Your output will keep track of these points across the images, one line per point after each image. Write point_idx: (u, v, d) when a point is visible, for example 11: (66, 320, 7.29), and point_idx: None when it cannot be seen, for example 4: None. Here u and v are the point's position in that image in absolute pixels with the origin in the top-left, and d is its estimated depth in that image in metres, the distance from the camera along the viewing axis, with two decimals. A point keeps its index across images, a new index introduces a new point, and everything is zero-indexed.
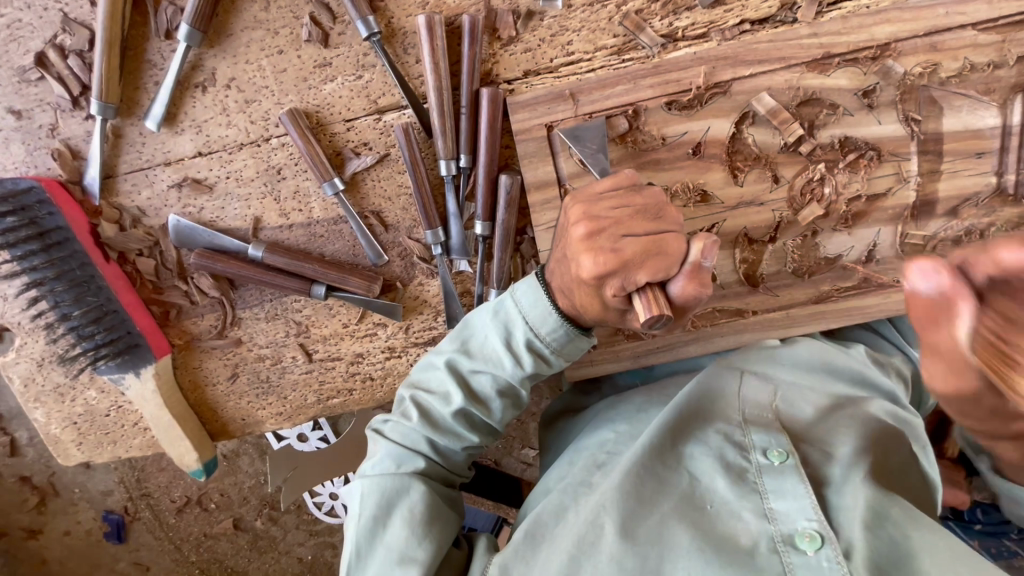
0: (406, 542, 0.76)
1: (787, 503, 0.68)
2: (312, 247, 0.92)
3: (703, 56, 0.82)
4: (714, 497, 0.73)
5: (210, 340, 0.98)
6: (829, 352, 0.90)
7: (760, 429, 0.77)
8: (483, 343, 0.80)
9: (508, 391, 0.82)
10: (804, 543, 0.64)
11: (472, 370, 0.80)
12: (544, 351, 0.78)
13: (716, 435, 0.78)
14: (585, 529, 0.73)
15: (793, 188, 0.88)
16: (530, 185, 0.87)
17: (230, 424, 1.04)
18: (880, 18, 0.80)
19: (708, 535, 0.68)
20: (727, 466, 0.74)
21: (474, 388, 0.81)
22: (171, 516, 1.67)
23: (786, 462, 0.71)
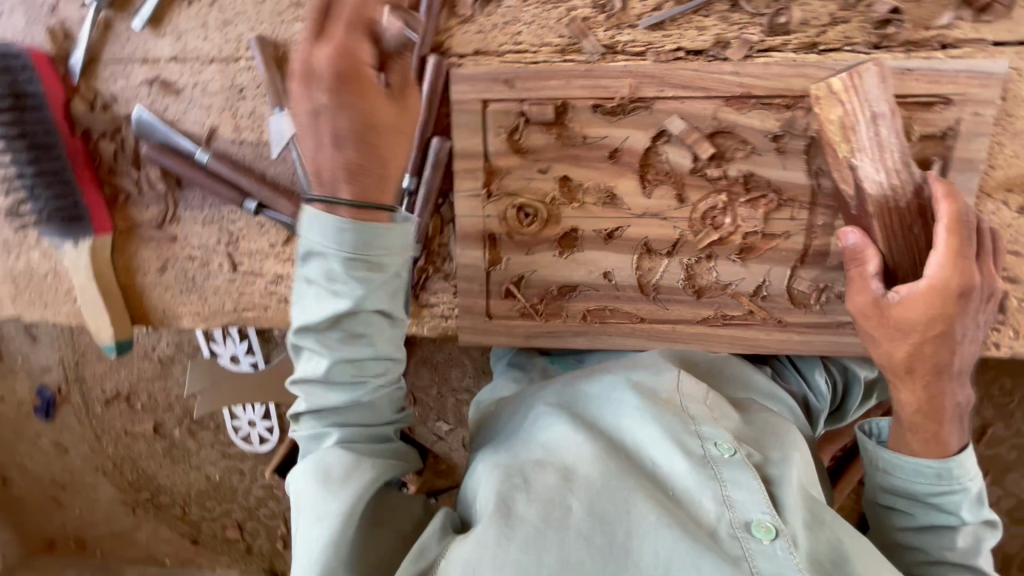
0: (342, 467, 0.77)
1: (743, 493, 0.67)
2: (255, 165, 1.01)
3: (632, 70, 0.89)
4: (678, 480, 0.70)
5: (149, 230, 1.07)
6: (745, 370, 0.97)
7: (710, 423, 0.76)
8: (310, 297, 0.78)
9: (362, 318, 0.79)
10: (760, 532, 0.64)
11: (326, 326, 0.78)
12: (364, 259, 0.76)
13: (672, 423, 0.76)
14: (544, 503, 0.68)
15: (695, 211, 0.95)
16: (457, 152, 0.95)
17: (151, 313, 1.12)
18: (797, 71, 0.87)
19: (672, 516, 0.65)
20: (684, 451, 0.72)
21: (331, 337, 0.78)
22: (99, 406, 1.75)
23: (734, 456, 0.72)
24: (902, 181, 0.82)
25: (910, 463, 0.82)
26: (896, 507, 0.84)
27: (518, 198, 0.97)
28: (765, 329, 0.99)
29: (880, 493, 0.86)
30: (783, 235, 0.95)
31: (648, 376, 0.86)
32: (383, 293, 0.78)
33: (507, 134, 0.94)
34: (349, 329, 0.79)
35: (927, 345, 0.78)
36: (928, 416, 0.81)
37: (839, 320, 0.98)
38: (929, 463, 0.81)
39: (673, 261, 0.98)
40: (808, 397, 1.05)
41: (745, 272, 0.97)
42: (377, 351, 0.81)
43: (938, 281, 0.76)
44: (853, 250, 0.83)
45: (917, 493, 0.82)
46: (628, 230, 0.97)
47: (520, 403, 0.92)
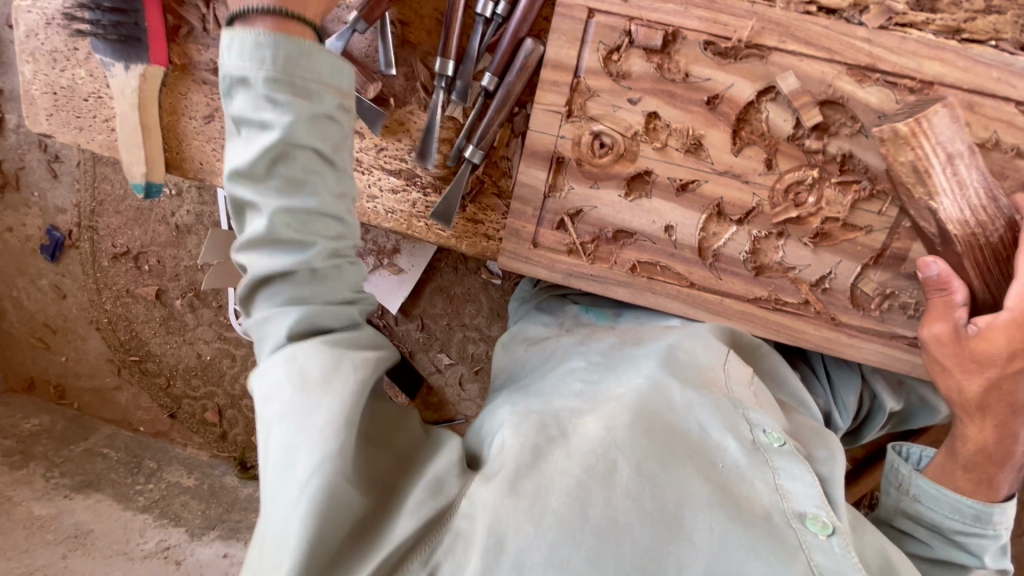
0: (318, 367, 0.64)
1: (798, 485, 0.62)
2: (329, 27, 0.95)
3: (758, 11, 0.82)
4: (727, 458, 0.65)
5: (206, 73, 1.01)
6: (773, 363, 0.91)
7: (759, 412, 0.72)
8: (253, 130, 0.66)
9: (284, 147, 0.66)
10: (815, 527, 0.58)
11: (258, 170, 0.67)
12: (275, 73, 0.66)
13: (721, 403, 0.71)
14: (587, 455, 0.62)
15: (780, 181, 0.89)
16: (548, 61, 0.89)
17: (188, 163, 1.07)
18: (933, 54, 0.80)
19: (726, 497, 0.60)
20: (732, 434, 0.67)
21: (300, 202, 0.67)
22: (106, 259, 1.72)
23: (785, 447, 0.67)
24: (991, 215, 0.80)
25: (945, 494, 0.76)
26: (912, 534, 0.78)
27: (598, 124, 0.91)
28: (815, 324, 0.95)
29: (896, 514, 0.80)
30: (864, 228, 0.89)
31: (689, 353, 0.81)
32: (310, 124, 0.67)
33: (605, 52, 0.87)
34: (286, 173, 0.67)
35: (1006, 381, 0.75)
36: (996, 457, 0.76)
37: (894, 332, 0.93)
38: (969, 501, 0.75)
39: (741, 230, 0.92)
40: (833, 414, 1.02)
41: (814, 260, 0.92)
42: (314, 238, 0.68)
43: (1018, 314, 0.76)
44: (936, 282, 0.82)
45: (941, 526, 0.76)
46: (705, 186, 0.91)
47: (551, 364, 0.86)
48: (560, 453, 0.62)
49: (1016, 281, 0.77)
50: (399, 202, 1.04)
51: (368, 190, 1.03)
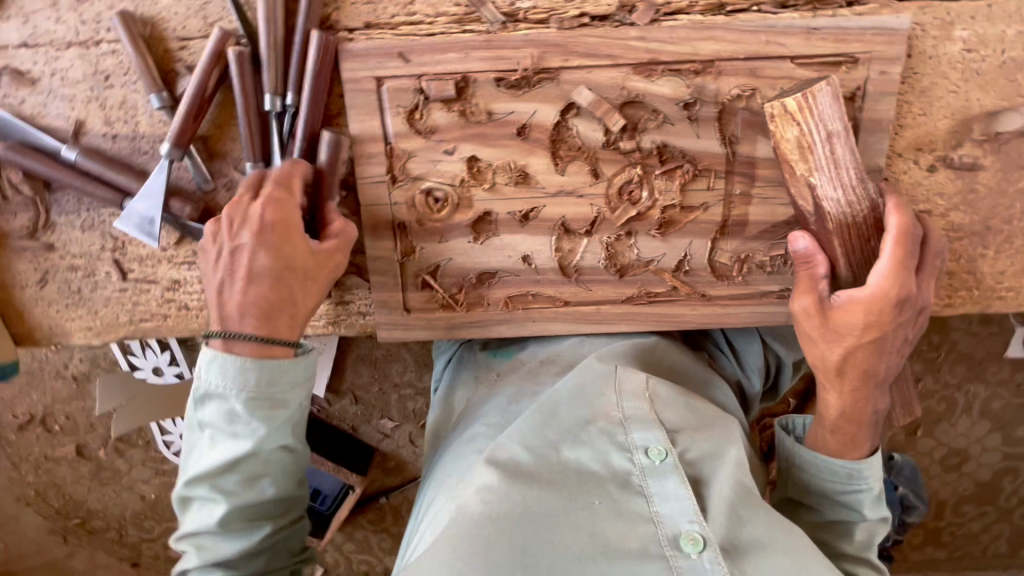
0: None
1: (670, 505, 0.71)
2: (135, 161, 0.92)
3: (533, 38, 0.84)
4: (604, 494, 0.72)
5: (21, 240, 0.96)
6: (678, 356, 0.97)
7: (641, 426, 0.78)
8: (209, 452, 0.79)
9: (268, 468, 0.80)
10: (687, 545, 0.67)
11: (216, 471, 0.78)
12: (238, 411, 0.77)
13: (603, 438, 0.78)
14: (470, 529, 0.68)
15: (611, 186, 0.91)
16: (356, 137, 0.88)
17: (36, 331, 1.02)
18: (703, 35, 0.84)
19: (598, 541, 0.68)
20: (611, 472, 0.75)
21: (258, 479, 0.80)
22: (12, 432, 1.62)
23: (665, 462, 0.74)
24: (861, 199, 0.79)
25: (824, 460, 0.83)
26: (806, 502, 0.85)
27: (425, 182, 0.91)
28: (689, 305, 0.97)
29: (791, 486, 0.87)
30: (701, 207, 0.92)
31: (585, 380, 0.85)
32: (277, 434, 0.79)
33: (406, 113, 0.87)
34: (239, 476, 0.79)
35: (860, 351, 0.79)
36: (852, 420, 0.82)
37: (762, 291, 0.97)
38: (840, 462, 0.81)
39: (592, 240, 0.94)
40: (742, 381, 1.08)
41: (666, 248, 0.95)
42: (258, 446, 0.78)
43: (881, 291, 0.77)
44: (802, 255, 0.83)
45: (827, 489, 0.83)
46: (543, 210, 0.92)
47: (452, 446, 0.88)
48: (446, 535, 0.69)
49: (881, 261, 0.78)
50: None
51: None
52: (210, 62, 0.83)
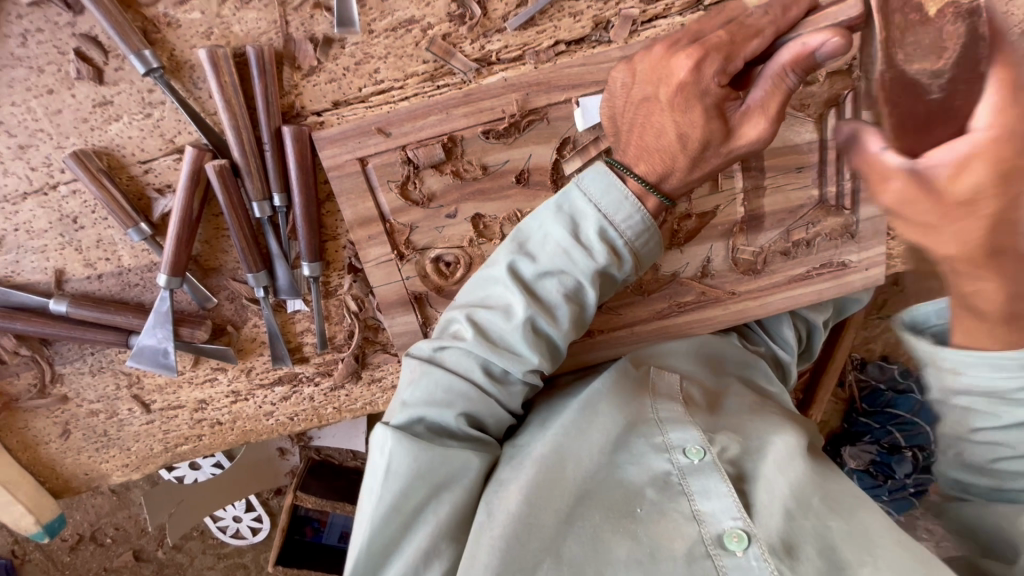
0: (411, 500, 0.69)
1: (712, 503, 0.67)
2: (128, 296, 0.86)
3: (514, 82, 0.79)
4: (642, 499, 0.70)
5: (32, 399, 0.92)
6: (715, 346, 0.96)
7: (676, 426, 0.76)
8: (544, 243, 0.74)
9: (541, 332, 0.74)
10: (732, 543, 0.63)
11: (503, 299, 0.73)
12: (577, 206, 0.73)
13: (639, 442, 0.76)
14: (508, 543, 0.66)
15: None
16: (353, 222, 0.84)
17: (73, 480, 0.99)
18: None
19: (642, 545, 0.66)
20: (650, 477, 0.72)
21: (540, 291, 0.73)
22: (65, 554, 1.60)
23: (704, 460, 0.71)
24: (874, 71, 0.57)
25: (988, 354, 0.54)
26: (974, 408, 0.57)
27: (433, 250, 0.86)
28: (722, 307, 0.95)
29: (946, 393, 0.59)
30: (715, 210, 0.91)
31: (618, 391, 0.83)
32: (545, 332, 0.74)
33: (399, 187, 0.83)
34: (498, 328, 0.73)
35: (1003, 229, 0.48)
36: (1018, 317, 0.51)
37: (791, 277, 0.94)
38: (1013, 352, 0.52)
39: None
40: (777, 352, 1.04)
41: (686, 257, 0.93)
42: (507, 319, 0.72)
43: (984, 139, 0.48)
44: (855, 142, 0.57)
45: (997, 391, 0.54)
46: None
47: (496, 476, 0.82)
48: (478, 550, 0.67)
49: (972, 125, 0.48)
50: (297, 404, 0.98)
51: (261, 409, 0.97)
52: (185, 183, 0.78)
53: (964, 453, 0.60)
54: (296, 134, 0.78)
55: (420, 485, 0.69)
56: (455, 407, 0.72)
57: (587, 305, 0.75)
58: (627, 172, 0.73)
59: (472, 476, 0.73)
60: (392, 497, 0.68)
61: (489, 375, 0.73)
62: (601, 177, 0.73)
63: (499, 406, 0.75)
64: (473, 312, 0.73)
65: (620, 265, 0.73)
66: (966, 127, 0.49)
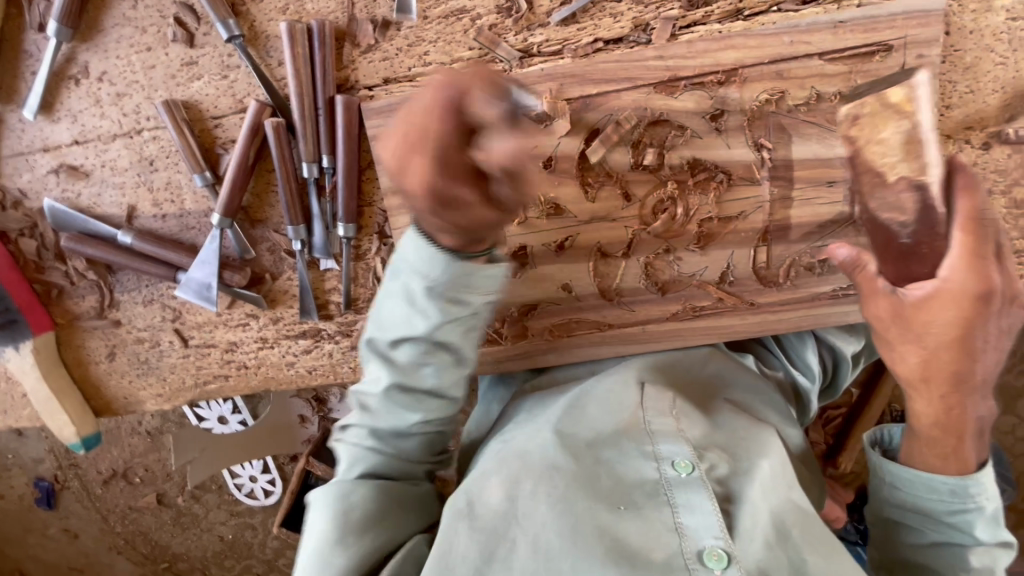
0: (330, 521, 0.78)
1: (696, 519, 0.66)
2: (183, 237, 0.96)
3: (551, 72, 0.84)
4: (625, 505, 0.70)
5: (91, 319, 1.03)
6: (724, 361, 0.92)
7: (666, 437, 0.74)
8: (400, 297, 0.82)
9: (411, 385, 0.85)
10: (712, 561, 0.63)
11: (380, 356, 0.85)
12: (394, 270, 0.81)
13: (629, 451, 0.74)
14: (488, 537, 0.69)
15: (644, 206, 0.90)
16: (386, 190, 0.90)
17: (113, 401, 1.08)
18: (723, 44, 0.82)
19: (621, 547, 0.65)
20: (637, 484, 0.72)
21: (400, 357, 0.84)
22: (99, 487, 1.74)
23: (692, 475, 0.70)
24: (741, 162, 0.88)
25: (920, 477, 0.73)
26: (904, 522, 0.75)
27: None
28: (738, 316, 0.94)
29: (885, 505, 0.77)
30: (739, 215, 0.90)
31: (608, 397, 0.81)
32: (410, 383, 0.85)
33: None
34: (377, 397, 0.85)
35: (946, 351, 0.67)
36: (948, 430, 0.70)
37: (814, 293, 0.93)
38: (945, 481, 0.71)
39: (632, 261, 0.94)
40: (796, 379, 1.00)
41: (707, 261, 0.93)
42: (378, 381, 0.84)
43: (954, 284, 0.64)
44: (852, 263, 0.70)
45: (927, 510, 0.73)
46: (578, 238, 0.92)
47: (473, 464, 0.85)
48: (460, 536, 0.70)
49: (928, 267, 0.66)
50: (317, 359, 1.04)
51: (284, 359, 1.04)
52: (248, 138, 0.88)
53: (899, 567, 0.77)
54: (348, 104, 0.87)
55: (331, 508, 0.79)
56: (357, 468, 0.84)
57: (453, 353, 0.84)
58: (434, 240, 0.76)
59: (359, 494, 0.80)
60: (311, 543, 0.78)
61: (382, 432, 0.86)
62: (411, 241, 0.78)
63: (394, 461, 0.86)
64: (359, 391, 0.88)
65: (445, 317, 0.80)
66: (934, 269, 0.66)
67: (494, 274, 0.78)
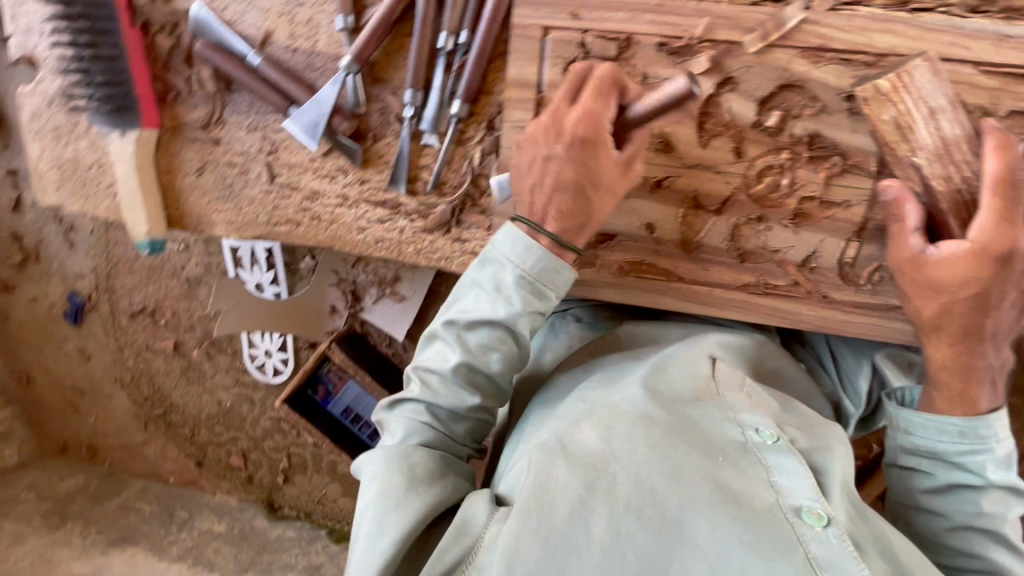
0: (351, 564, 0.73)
1: (790, 479, 0.65)
2: (306, 75, 1.00)
3: (706, 8, 0.85)
4: (719, 457, 0.68)
5: (195, 130, 1.07)
6: (787, 367, 0.94)
7: (749, 410, 0.75)
8: (472, 302, 0.83)
9: (487, 342, 0.82)
10: (810, 517, 0.62)
11: (433, 373, 0.83)
12: (479, 283, 0.83)
13: (712, 415, 0.75)
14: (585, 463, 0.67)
15: (751, 168, 0.91)
16: (511, 80, 0.92)
17: (186, 216, 1.12)
18: (882, 26, 0.82)
19: (724, 489, 0.63)
20: (721, 443, 0.71)
21: (474, 346, 0.82)
22: (125, 318, 1.79)
23: (778, 442, 0.70)
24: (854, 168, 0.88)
25: (927, 419, 0.81)
26: (918, 468, 0.82)
27: None
28: (807, 304, 0.95)
29: (899, 453, 0.84)
30: (842, 203, 0.90)
31: (686, 364, 0.83)
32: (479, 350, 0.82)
33: (564, 64, 0.90)
34: (439, 378, 0.83)
35: (960, 305, 0.78)
36: (960, 373, 0.80)
37: (889, 303, 0.92)
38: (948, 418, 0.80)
39: (721, 219, 0.94)
40: (842, 400, 0.99)
41: (796, 240, 0.93)
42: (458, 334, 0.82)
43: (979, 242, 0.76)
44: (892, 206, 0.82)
45: (939, 451, 0.80)
46: (678, 181, 0.93)
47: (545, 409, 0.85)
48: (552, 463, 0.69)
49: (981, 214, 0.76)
50: (387, 231, 1.06)
51: (357, 223, 1.06)
52: None
53: (918, 519, 0.82)
54: None
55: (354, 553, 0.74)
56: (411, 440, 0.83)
57: (521, 349, 0.84)
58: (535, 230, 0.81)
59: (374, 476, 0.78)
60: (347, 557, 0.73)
61: (437, 420, 0.84)
62: (510, 235, 0.82)
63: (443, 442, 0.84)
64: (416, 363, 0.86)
65: (530, 309, 0.81)
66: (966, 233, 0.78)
67: (565, 274, 0.81)
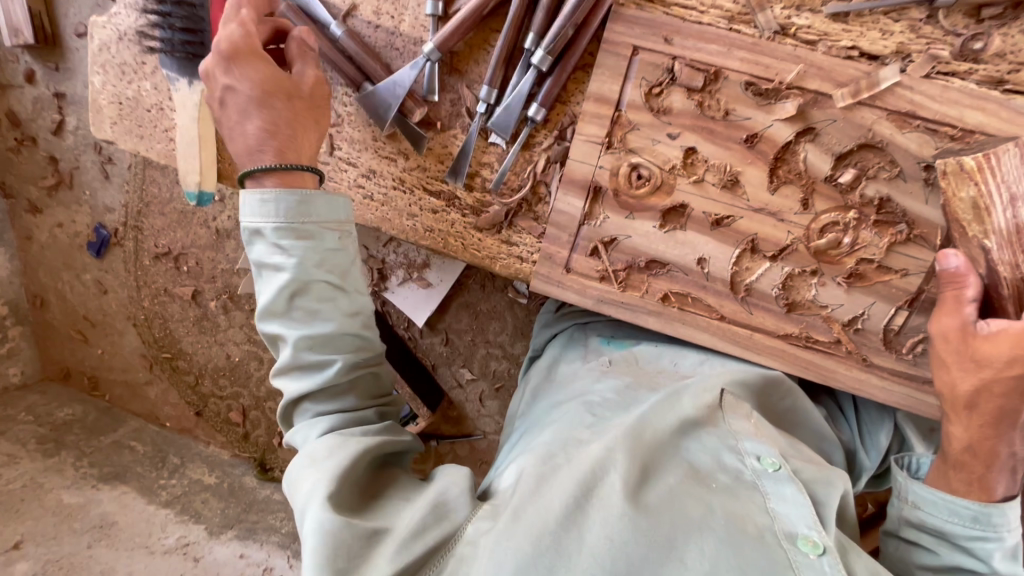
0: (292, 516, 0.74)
1: (788, 508, 0.66)
2: (384, 53, 0.99)
3: (802, 55, 0.84)
4: (715, 482, 0.69)
5: None
6: (798, 408, 0.92)
7: (750, 437, 0.75)
8: (272, 273, 0.81)
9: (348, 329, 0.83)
10: (806, 546, 0.61)
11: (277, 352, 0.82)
12: (258, 258, 0.81)
13: (711, 438, 0.75)
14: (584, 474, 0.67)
15: (815, 221, 0.90)
16: (590, 94, 0.91)
17: (238, 173, 1.12)
18: (977, 103, 0.81)
19: (717, 512, 0.63)
20: (720, 466, 0.71)
21: (301, 325, 0.81)
22: (148, 259, 1.79)
23: (779, 472, 0.70)
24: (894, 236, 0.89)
25: (942, 497, 0.77)
26: (918, 543, 0.78)
27: (636, 156, 0.93)
28: (845, 363, 0.94)
29: (901, 524, 0.81)
30: (899, 271, 0.90)
31: (691, 386, 0.83)
32: (325, 319, 0.82)
33: (647, 87, 0.90)
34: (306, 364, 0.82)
35: (999, 385, 0.75)
36: (977, 455, 0.78)
37: (926, 377, 0.92)
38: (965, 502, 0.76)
39: (775, 265, 0.94)
40: (858, 451, 0.98)
41: (847, 299, 0.93)
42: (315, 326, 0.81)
43: None
44: (952, 274, 0.82)
45: (943, 530, 0.76)
46: (740, 222, 0.93)
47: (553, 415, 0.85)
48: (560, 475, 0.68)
49: None
50: (438, 221, 1.07)
51: (409, 208, 1.07)
52: None
53: None
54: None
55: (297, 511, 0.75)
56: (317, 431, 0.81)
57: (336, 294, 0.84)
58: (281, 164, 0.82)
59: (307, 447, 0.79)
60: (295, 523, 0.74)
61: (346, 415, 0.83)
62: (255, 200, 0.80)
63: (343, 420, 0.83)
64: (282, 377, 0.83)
65: (306, 254, 0.80)
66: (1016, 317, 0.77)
67: (336, 200, 0.84)
